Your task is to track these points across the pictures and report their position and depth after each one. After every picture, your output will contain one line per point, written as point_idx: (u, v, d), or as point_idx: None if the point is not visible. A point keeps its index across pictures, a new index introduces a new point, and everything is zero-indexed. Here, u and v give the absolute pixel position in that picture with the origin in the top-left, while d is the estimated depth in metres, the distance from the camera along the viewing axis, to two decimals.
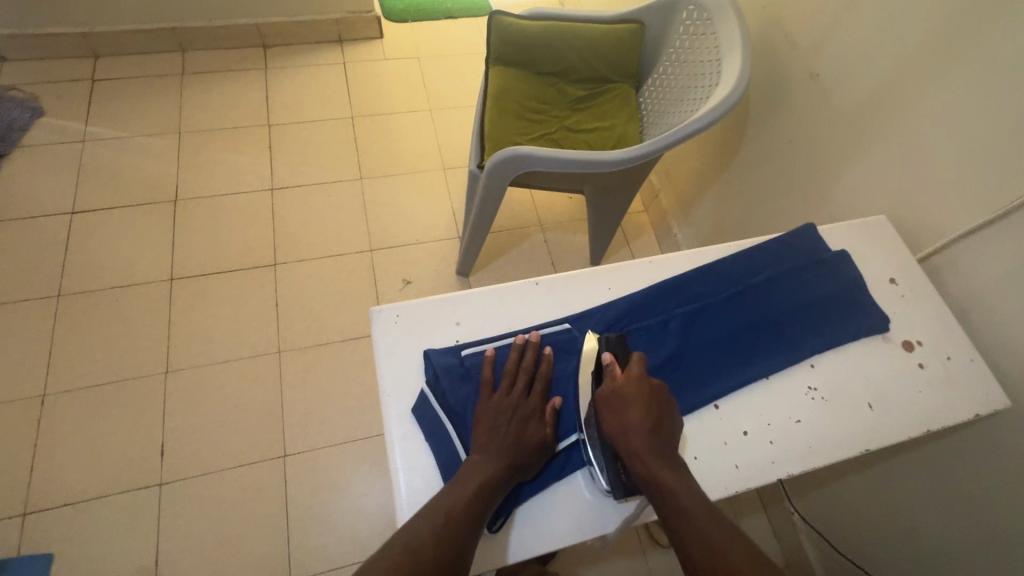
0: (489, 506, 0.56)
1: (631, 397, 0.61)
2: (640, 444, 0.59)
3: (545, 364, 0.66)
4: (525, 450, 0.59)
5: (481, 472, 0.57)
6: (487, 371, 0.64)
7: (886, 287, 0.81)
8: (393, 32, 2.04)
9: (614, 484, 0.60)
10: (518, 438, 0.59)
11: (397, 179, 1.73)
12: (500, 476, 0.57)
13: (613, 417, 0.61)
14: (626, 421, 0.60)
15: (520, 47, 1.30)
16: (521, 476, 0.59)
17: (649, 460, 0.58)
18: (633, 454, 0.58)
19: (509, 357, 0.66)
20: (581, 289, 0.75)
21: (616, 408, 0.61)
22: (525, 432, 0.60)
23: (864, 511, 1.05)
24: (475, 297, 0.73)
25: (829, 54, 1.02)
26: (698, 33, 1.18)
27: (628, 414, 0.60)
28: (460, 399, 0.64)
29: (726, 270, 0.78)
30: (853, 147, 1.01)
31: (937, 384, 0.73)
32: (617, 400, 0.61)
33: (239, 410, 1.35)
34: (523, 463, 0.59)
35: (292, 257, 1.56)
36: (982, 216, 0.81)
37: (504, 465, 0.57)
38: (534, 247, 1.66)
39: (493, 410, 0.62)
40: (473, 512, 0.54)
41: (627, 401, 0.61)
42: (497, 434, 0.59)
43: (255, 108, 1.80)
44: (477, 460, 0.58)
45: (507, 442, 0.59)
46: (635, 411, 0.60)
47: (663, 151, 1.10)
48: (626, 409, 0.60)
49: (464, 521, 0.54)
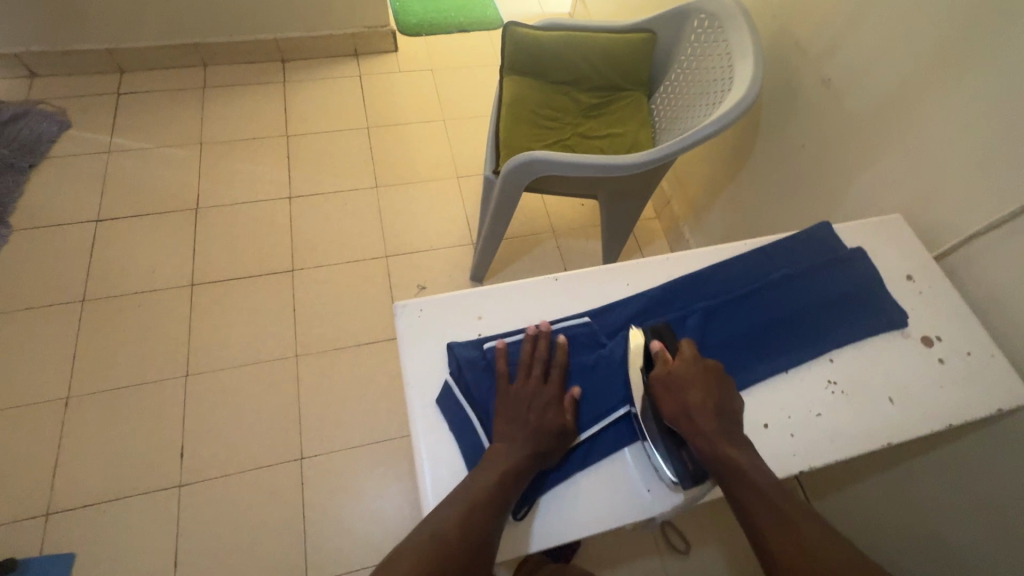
0: (515, 492, 0.57)
1: (687, 379, 0.63)
2: (704, 424, 0.60)
3: (561, 353, 0.67)
4: (544, 439, 0.60)
5: (503, 462, 0.57)
6: (502, 364, 0.65)
7: (903, 284, 0.81)
8: (407, 46, 2.09)
9: (682, 474, 0.60)
10: (538, 427, 0.60)
11: (411, 187, 1.76)
12: (522, 466, 0.58)
13: (670, 398, 0.62)
14: (686, 401, 0.61)
15: (534, 57, 1.34)
16: (542, 465, 0.60)
17: (714, 439, 0.59)
18: (698, 432, 0.60)
19: (523, 348, 0.67)
20: (600, 284, 0.76)
21: (674, 389, 0.62)
22: (544, 417, 0.61)
23: (887, 513, 1.04)
24: (497, 292, 0.74)
25: (840, 59, 1.03)
26: (710, 40, 1.20)
27: (686, 393, 0.62)
28: (483, 391, 0.65)
29: (742, 266, 0.79)
30: (865, 150, 1.02)
31: (957, 379, 0.74)
32: (673, 381, 0.63)
33: (257, 413, 1.36)
34: (546, 448, 0.60)
35: (309, 263, 1.58)
36: (999, 213, 0.81)
37: (528, 452, 0.58)
38: (547, 252, 1.68)
39: (513, 400, 0.63)
40: (499, 500, 0.55)
41: (684, 382, 0.63)
42: (518, 422, 0.61)
43: (274, 119, 1.85)
44: (500, 446, 0.59)
45: (528, 428, 0.60)
46: (694, 392, 0.62)
47: (678, 154, 1.12)
48: (684, 391, 0.62)
49: (491, 508, 0.55)
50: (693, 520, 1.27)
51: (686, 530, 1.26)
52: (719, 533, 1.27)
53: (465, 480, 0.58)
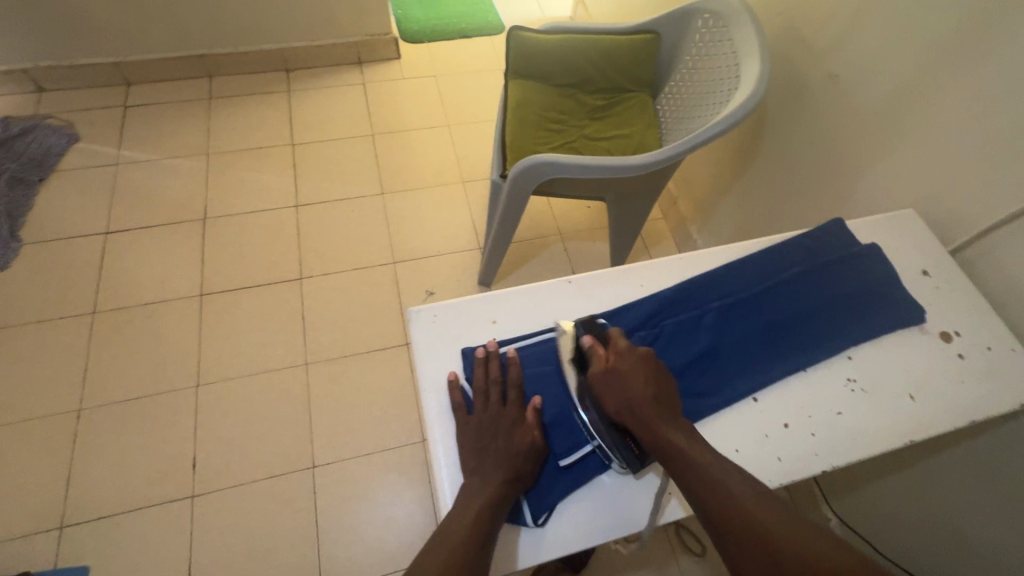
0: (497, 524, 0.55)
1: (625, 372, 0.61)
2: (645, 416, 0.59)
3: (512, 368, 0.64)
4: (518, 459, 0.59)
5: (483, 489, 0.56)
6: (457, 396, 0.64)
7: (921, 280, 0.80)
8: (410, 53, 2.10)
9: (628, 459, 0.59)
10: (507, 449, 0.59)
11: (417, 193, 1.76)
12: (506, 488, 0.57)
13: (611, 393, 0.60)
14: (626, 395, 0.60)
15: (538, 61, 1.35)
16: (522, 484, 0.58)
17: (658, 428, 0.58)
18: (640, 423, 0.58)
19: (476, 373, 0.64)
20: (615, 286, 0.75)
21: (613, 384, 0.61)
22: (511, 441, 0.60)
23: (907, 512, 1.03)
24: (511, 295, 0.73)
25: (846, 55, 1.03)
26: (715, 40, 1.20)
27: (625, 386, 0.60)
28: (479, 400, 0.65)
29: (757, 265, 0.78)
30: (874, 145, 1.01)
31: (979, 374, 0.73)
32: (611, 376, 0.61)
33: (268, 422, 1.36)
34: (520, 473, 0.58)
35: (317, 271, 1.59)
36: (1014, 205, 0.80)
37: (502, 479, 0.57)
38: (554, 255, 1.68)
39: (474, 429, 0.61)
40: (477, 533, 0.53)
41: (624, 376, 0.61)
42: (485, 455, 0.59)
43: (279, 129, 1.86)
44: (474, 481, 0.57)
45: (499, 458, 0.58)
46: (634, 383, 0.60)
47: (685, 154, 1.12)
48: (624, 383, 0.61)
49: (471, 544, 0.53)
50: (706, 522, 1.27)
51: (701, 533, 1.26)
52: None
53: (446, 517, 0.56)
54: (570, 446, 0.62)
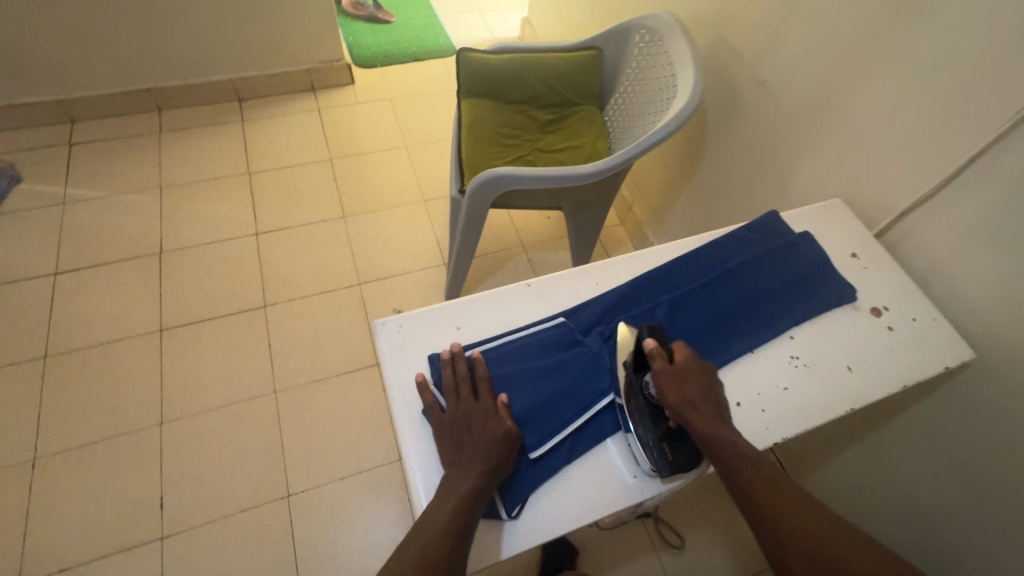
0: (475, 517, 0.56)
1: (687, 375, 0.66)
2: (705, 415, 0.63)
3: (480, 366, 0.66)
4: (493, 451, 0.60)
5: (459, 485, 0.58)
6: (428, 397, 0.65)
7: (850, 261, 0.87)
8: (364, 77, 2.14)
9: (660, 464, 0.62)
10: (483, 443, 0.60)
11: (379, 214, 1.78)
12: (483, 481, 0.58)
13: (676, 389, 0.64)
14: (689, 394, 0.64)
15: (489, 80, 1.40)
16: (500, 475, 0.60)
17: (715, 427, 0.62)
18: (700, 421, 0.62)
19: (444, 374, 0.66)
20: (573, 285, 0.78)
21: (679, 381, 0.65)
22: (487, 435, 0.61)
23: (865, 482, 1.10)
24: (474, 301, 0.75)
25: (771, 62, 1.12)
26: (653, 52, 1.28)
27: (688, 386, 0.64)
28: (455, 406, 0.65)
29: (703, 258, 0.83)
30: (802, 142, 1.10)
31: (907, 343, 0.79)
32: (677, 375, 0.65)
33: (239, 454, 1.33)
34: (496, 464, 0.60)
35: (281, 297, 1.57)
36: (925, 188, 0.89)
37: (480, 472, 0.58)
38: (519, 267, 1.72)
39: (447, 429, 0.62)
40: (456, 529, 0.55)
41: (686, 377, 0.65)
42: (462, 450, 0.60)
43: (235, 158, 1.85)
44: (451, 476, 0.59)
45: (474, 453, 0.60)
46: (695, 387, 0.65)
47: (632, 159, 1.18)
48: (688, 383, 0.65)
49: (450, 540, 0.54)
50: (682, 514, 1.32)
51: (678, 525, 1.31)
52: (712, 527, 1.31)
53: (424, 515, 0.57)
54: (542, 439, 0.64)
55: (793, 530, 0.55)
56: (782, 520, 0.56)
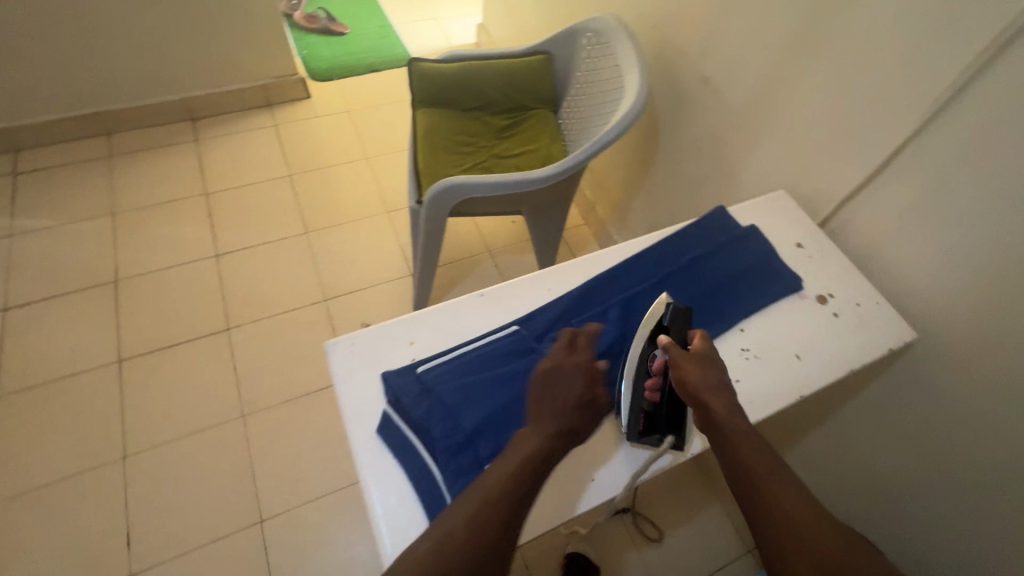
0: (539, 475, 0.57)
1: (705, 359, 0.68)
2: (720, 398, 0.65)
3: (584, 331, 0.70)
4: (579, 411, 0.62)
5: (531, 443, 0.59)
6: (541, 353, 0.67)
7: (795, 252, 0.89)
8: (320, 91, 2.12)
9: (632, 428, 0.67)
10: (573, 402, 0.62)
11: (343, 228, 1.76)
12: (556, 441, 0.59)
13: (698, 369, 0.67)
14: (707, 377, 0.66)
15: (443, 89, 1.40)
16: (572, 439, 0.61)
17: (729, 417, 0.64)
18: (714, 404, 0.64)
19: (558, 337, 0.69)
20: (525, 293, 0.79)
21: (697, 363, 0.67)
22: (579, 394, 0.63)
23: (829, 463, 1.13)
24: (426, 316, 0.75)
25: (713, 59, 1.15)
26: (600, 55, 1.30)
27: (707, 370, 0.67)
28: (415, 420, 0.63)
29: (653, 258, 0.85)
30: (747, 136, 1.12)
31: (852, 328, 0.82)
32: (699, 358, 0.68)
33: (208, 482, 1.30)
34: (576, 425, 0.61)
35: (245, 319, 1.54)
36: (861, 176, 0.92)
37: (559, 429, 0.60)
38: (486, 273, 1.73)
39: (541, 383, 0.63)
40: (515, 491, 0.55)
41: (706, 362, 0.68)
42: (548, 403, 0.62)
43: (191, 179, 1.81)
44: (533, 428, 0.60)
45: (557, 409, 0.61)
46: (713, 372, 0.67)
47: (585, 161, 1.19)
48: (709, 367, 0.67)
49: (505, 502, 0.54)
50: (660, 507, 1.34)
51: (657, 518, 1.33)
52: (689, 517, 1.34)
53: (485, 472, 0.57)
54: (496, 449, 0.63)
55: (784, 518, 0.57)
56: (769, 512, 0.58)
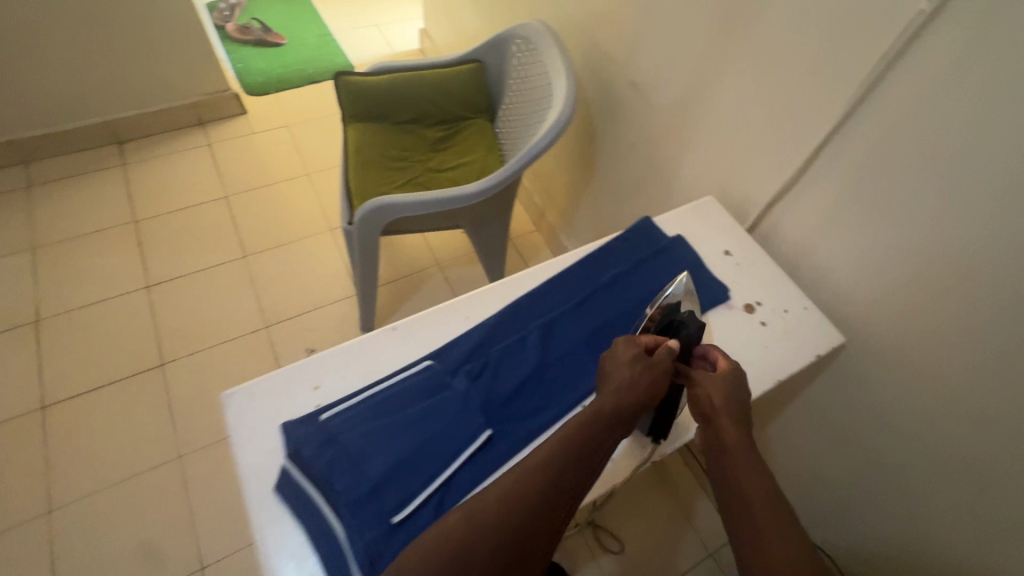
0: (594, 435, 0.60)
1: (727, 381, 0.68)
2: (731, 421, 0.65)
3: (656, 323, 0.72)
4: (642, 378, 0.64)
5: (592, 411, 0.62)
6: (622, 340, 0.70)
7: (722, 260, 0.88)
8: (257, 106, 2.04)
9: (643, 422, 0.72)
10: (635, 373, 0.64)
11: (284, 249, 1.69)
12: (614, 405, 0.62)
13: (715, 387, 0.67)
14: (725, 400, 0.66)
15: (372, 103, 1.35)
16: (636, 402, 0.62)
17: (735, 447, 0.64)
18: (723, 424, 0.65)
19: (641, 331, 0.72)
20: (440, 324, 0.75)
21: (715, 383, 0.68)
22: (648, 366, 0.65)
23: (781, 461, 1.13)
24: (333, 355, 0.70)
25: (639, 63, 1.13)
26: (529, 62, 1.27)
27: (724, 394, 0.67)
28: (318, 474, 0.59)
29: (576, 277, 0.82)
30: (676, 140, 1.11)
31: (780, 336, 0.81)
32: (721, 378, 0.68)
33: (142, 531, 1.23)
34: (638, 392, 0.63)
35: (179, 353, 1.47)
36: (784, 179, 0.91)
37: (620, 392, 0.63)
38: (436, 287, 1.68)
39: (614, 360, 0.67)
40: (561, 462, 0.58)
41: (727, 386, 0.67)
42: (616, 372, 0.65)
43: (117, 206, 1.71)
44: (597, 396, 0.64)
45: (622, 376, 0.64)
46: (731, 397, 0.67)
47: (518, 171, 1.16)
48: (729, 389, 0.67)
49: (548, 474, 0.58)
50: (619, 517, 1.32)
51: (616, 529, 1.31)
52: (648, 525, 1.32)
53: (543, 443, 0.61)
54: (403, 500, 0.59)
55: (774, 563, 0.56)
56: (759, 551, 0.57)
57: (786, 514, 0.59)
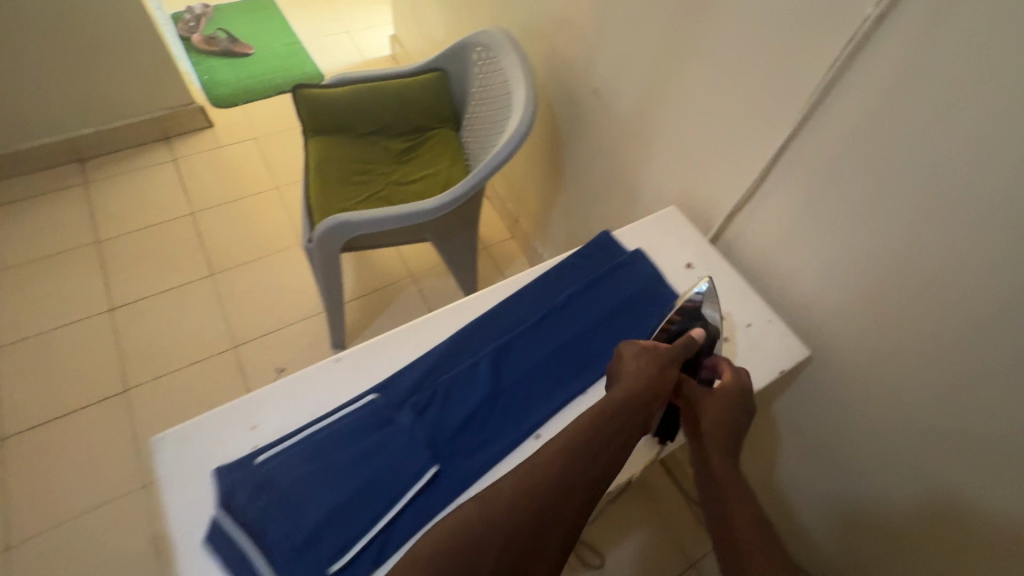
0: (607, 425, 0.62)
1: (730, 393, 0.68)
2: (725, 432, 0.66)
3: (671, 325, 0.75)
4: (654, 372, 0.66)
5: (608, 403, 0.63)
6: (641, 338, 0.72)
7: (683, 273, 0.86)
8: (224, 118, 2.00)
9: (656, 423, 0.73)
10: (649, 367, 0.66)
11: (252, 265, 1.66)
12: (627, 397, 0.63)
13: (717, 396, 0.68)
14: (722, 412, 0.67)
15: (332, 116, 1.31)
16: (648, 395, 0.64)
17: (723, 459, 0.64)
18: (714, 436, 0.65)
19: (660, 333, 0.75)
20: (387, 353, 0.72)
21: (719, 393, 0.68)
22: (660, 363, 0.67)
23: (758, 470, 1.11)
24: (271, 392, 0.67)
25: (600, 70, 1.10)
26: (490, 70, 1.24)
27: (724, 405, 0.67)
28: (250, 523, 0.56)
29: (531, 297, 0.79)
30: (640, 148, 1.08)
31: (742, 352, 0.78)
32: (725, 390, 0.68)
33: (105, 566, 1.19)
34: (651, 386, 0.65)
35: (144, 377, 1.43)
36: (745, 187, 0.89)
37: (634, 385, 0.64)
38: (409, 299, 1.65)
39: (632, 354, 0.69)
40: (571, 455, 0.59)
41: (729, 398, 0.68)
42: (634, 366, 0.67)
43: (79, 226, 1.67)
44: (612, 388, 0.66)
45: (635, 371, 0.66)
46: (731, 408, 0.67)
47: (479, 184, 1.13)
48: (730, 401, 0.68)
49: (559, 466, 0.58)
50: (599, 530, 1.30)
51: (596, 542, 1.28)
52: (629, 537, 1.30)
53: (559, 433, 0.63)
54: (342, 547, 0.56)
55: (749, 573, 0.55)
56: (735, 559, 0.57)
57: (768, 528, 0.59)
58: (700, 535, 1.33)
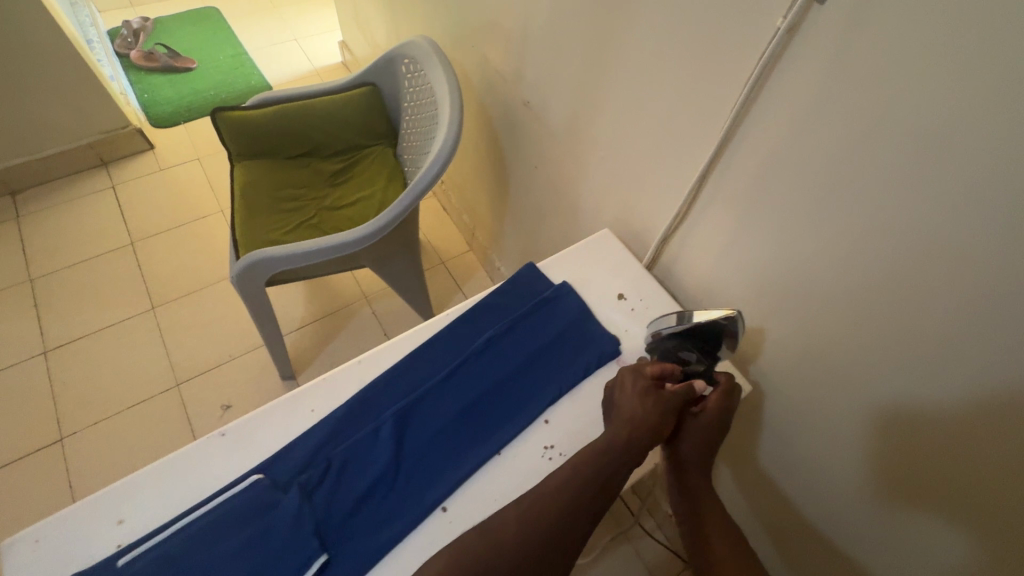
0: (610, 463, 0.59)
1: (718, 422, 0.66)
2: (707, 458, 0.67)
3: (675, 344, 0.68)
4: (657, 410, 0.62)
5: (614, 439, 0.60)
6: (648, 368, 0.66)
7: (614, 306, 0.79)
8: (166, 139, 1.91)
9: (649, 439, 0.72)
10: (652, 406, 0.62)
11: (196, 296, 1.58)
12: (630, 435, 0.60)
13: (703, 425, 0.66)
14: (707, 440, 0.66)
15: (255, 139, 1.22)
16: (649, 432, 0.61)
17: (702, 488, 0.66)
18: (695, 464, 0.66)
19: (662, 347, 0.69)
20: (278, 422, 0.65)
21: (704, 422, 0.66)
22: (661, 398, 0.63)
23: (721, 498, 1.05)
24: (144, 479, 0.60)
25: (530, 82, 1.03)
26: (419, 83, 1.16)
27: (709, 433, 0.66)
28: None
29: (444, 345, 0.73)
30: (576, 164, 1.01)
31: None
32: (715, 420, 0.66)
33: None
34: (654, 423, 0.61)
35: (80, 423, 1.35)
36: (678, 208, 0.82)
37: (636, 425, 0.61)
38: (363, 322, 1.58)
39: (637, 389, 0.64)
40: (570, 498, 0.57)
41: (715, 427, 0.66)
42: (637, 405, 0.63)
43: (11, 265, 1.58)
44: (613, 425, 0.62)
45: (637, 408, 0.62)
46: (716, 436, 0.66)
47: (408, 208, 1.06)
48: (714, 429, 0.66)
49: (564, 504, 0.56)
50: None
51: None
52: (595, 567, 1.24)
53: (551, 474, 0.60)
54: None
55: None
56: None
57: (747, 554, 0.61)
58: (672, 558, 1.27)
